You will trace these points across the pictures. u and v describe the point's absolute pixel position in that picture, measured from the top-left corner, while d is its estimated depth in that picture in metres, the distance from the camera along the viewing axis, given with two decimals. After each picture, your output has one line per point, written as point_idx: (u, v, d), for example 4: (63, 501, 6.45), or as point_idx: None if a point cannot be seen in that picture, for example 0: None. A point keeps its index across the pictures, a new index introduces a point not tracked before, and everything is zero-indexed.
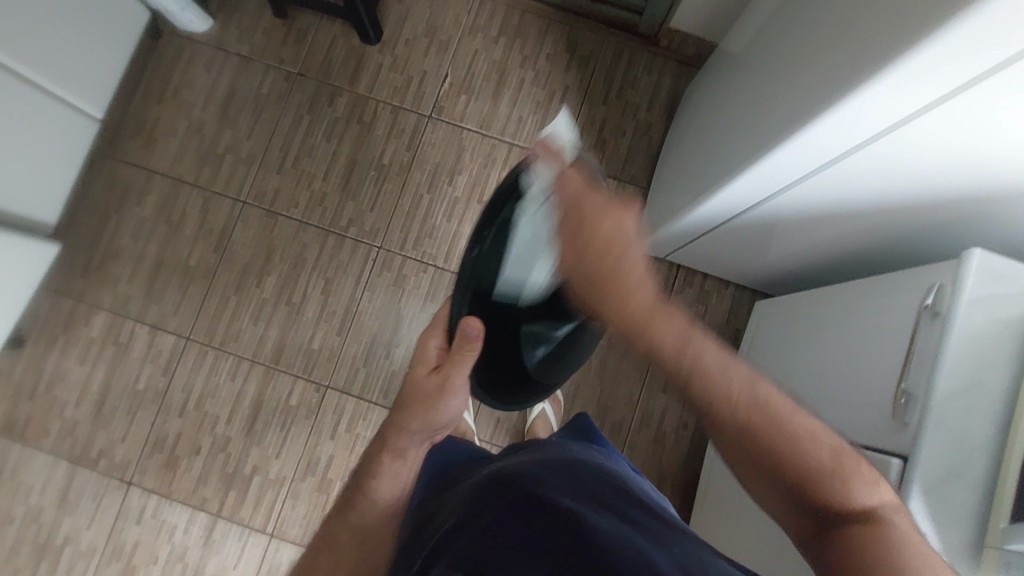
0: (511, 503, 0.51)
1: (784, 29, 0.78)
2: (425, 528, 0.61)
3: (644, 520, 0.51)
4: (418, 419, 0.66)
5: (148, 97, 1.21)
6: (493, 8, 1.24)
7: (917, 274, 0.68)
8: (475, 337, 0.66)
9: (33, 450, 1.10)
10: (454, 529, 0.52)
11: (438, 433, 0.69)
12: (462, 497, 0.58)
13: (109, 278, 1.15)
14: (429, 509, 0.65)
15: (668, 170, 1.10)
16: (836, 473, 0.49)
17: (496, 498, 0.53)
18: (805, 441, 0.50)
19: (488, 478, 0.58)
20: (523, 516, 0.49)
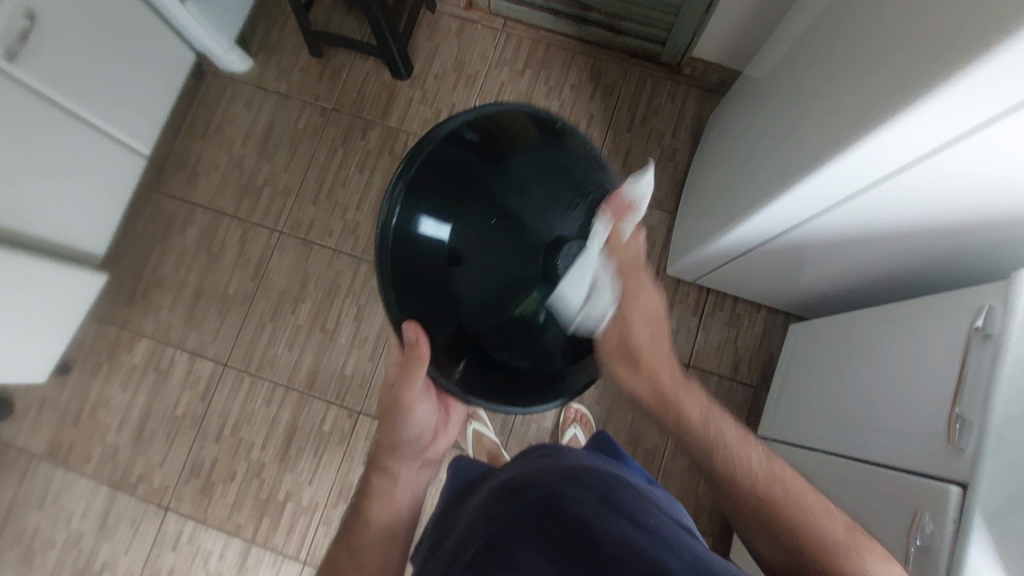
0: (526, 511, 0.50)
1: (809, 55, 0.80)
2: (440, 541, 0.60)
3: (657, 523, 0.51)
4: (389, 439, 0.68)
5: (192, 134, 1.28)
6: (519, 43, 1.28)
7: (964, 298, 0.67)
8: (416, 344, 0.55)
9: (75, 474, 1.13)
10: (470, 541, 0.51)
11: (421, 445, 0.70)
12: (473, 510, 0.58)
13: (153, 306, 1.20)
14: (445, 525, 0.64)
15: (695, 195, 1.11)
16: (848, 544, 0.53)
17: (511, 507, 0.52)
18: (818, 515, 0.55)
19: (503, 489, 0.57)
20: (543, 524, 0.48)
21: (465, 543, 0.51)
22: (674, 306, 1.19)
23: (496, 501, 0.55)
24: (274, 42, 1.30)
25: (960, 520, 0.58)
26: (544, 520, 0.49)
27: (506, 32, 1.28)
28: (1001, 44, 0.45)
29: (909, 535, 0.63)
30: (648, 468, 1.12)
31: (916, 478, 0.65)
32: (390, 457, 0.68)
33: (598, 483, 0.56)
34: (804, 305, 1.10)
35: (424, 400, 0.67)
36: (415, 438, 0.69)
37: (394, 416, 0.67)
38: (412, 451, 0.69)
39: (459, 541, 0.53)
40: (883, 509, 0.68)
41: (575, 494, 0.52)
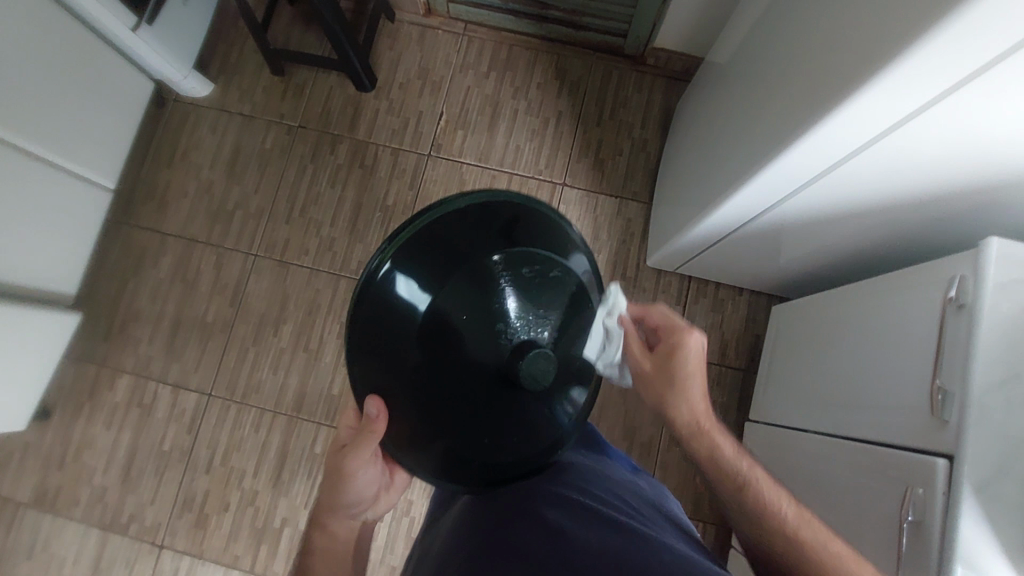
0: (508, 527, 0.49)
1: (768, 36, 0.80)
2: (424, 550, 0.59)
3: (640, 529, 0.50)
4: (329, 497, 0.60)
5: (158, 162, 1.25)
6: (481, 45, 1.27)
7: (937, 266, 0.68)
8: (376, 418, 0.47)
9: (64, 519, 1.11)
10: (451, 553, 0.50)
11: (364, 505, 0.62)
12: (454, 519, 0.56)
13: (131, 340, 1.17)
14: (428, 533, 0.63)
15: (669, 184, 1.11)
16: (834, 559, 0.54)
17: (488, 517, 0.51)
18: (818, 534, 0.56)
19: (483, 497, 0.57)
20: (523, 539, 0.47)
21: (445, 552, 0.51)
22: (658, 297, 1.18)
23: (477, 504, 0.54)
24: (234, 63, 1.28)
25: (950, 491, 0.58)
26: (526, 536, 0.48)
27: (467, 36, 1.27)
28: (956, 11, 0.46)
29: (900, 512, 0.63)
30: (644, 461, 1.12)
31: (903, 452, 0.65)
32: (329, 514, 0.62)
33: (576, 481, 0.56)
34: (785, 285, 1.11)
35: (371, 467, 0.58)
36: (356, 502, 0.61)
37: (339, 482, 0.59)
38: (353, 510, 0.62)
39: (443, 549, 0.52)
40: (874, 485, 0.68)
41: (557, 507, 0.51)
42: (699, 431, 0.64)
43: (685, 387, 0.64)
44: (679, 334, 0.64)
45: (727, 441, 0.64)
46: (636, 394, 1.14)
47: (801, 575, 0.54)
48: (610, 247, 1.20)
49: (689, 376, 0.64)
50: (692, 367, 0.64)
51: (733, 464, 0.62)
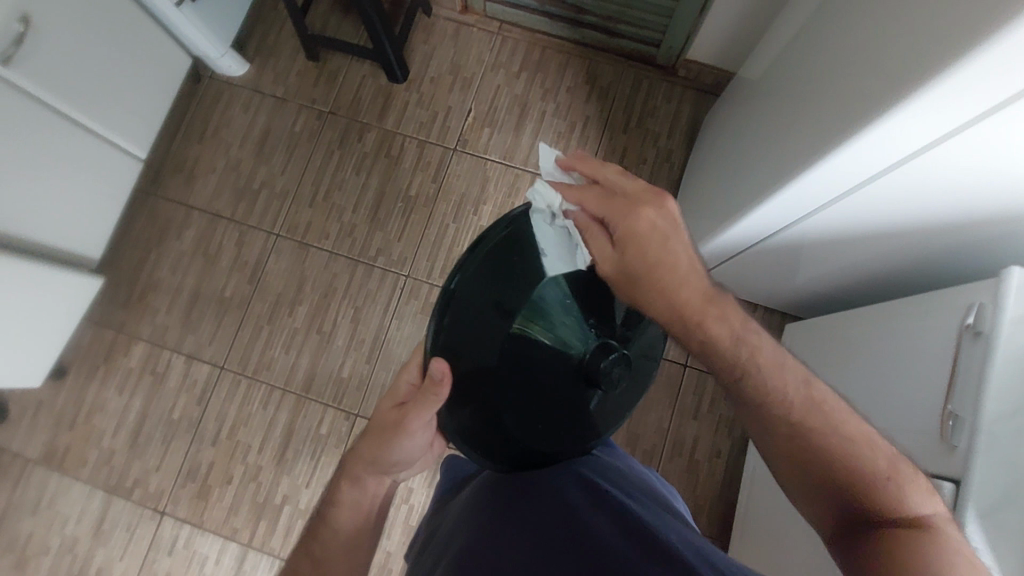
0: (514, 512, 0.51)
1: (801, 54, 0.80)
2: (431, 531, 0.60)
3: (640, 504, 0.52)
4: (371, 450, 0.58)
5: (189, 137, 1.28)
6: (514, 45, 1.28)
7: (957, 294, 0.68)
8: (442, 380, 0.56)
9: (70, 479, 1.13)
10: (459, 531, 0.52)
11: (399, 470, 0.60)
12: (461, 503, 0.58)
13: (149, 309, 1.20)
14: (435, 517, 0.64)
15: (691, 195, 1.11)
16: (890, 479, 0.48)
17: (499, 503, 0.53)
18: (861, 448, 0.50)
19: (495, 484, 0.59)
20: (530, 521, 0.50)
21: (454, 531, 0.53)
22: None
23: (488, 492, 0.56)
24: (271, 46, 1.30)
25: (953, 516, 0.58)
26: (531, 518, 0.50)
27: (501, 35, 1.29)
28: (991, 38, 0.46)
29: None
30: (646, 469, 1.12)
31: (909, 476, 0.65)
32: (361, 469, 0.59)
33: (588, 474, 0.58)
34: (799, 305, 1.11)
35: (425, 428, 0.58)
36: (398, 463, 0.59)
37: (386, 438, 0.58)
38: (390, 471, 0.59)
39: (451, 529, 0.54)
40: None
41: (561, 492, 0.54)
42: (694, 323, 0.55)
43: (667, 277, 0.56)
44: (635, 211, 0.56)
45: (727, 319, 0.55)
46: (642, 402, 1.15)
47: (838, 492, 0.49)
48: None
49: (679, 260, 0.56)
50: (662, 236, 0.56)
51: (732, 347, 0.54)
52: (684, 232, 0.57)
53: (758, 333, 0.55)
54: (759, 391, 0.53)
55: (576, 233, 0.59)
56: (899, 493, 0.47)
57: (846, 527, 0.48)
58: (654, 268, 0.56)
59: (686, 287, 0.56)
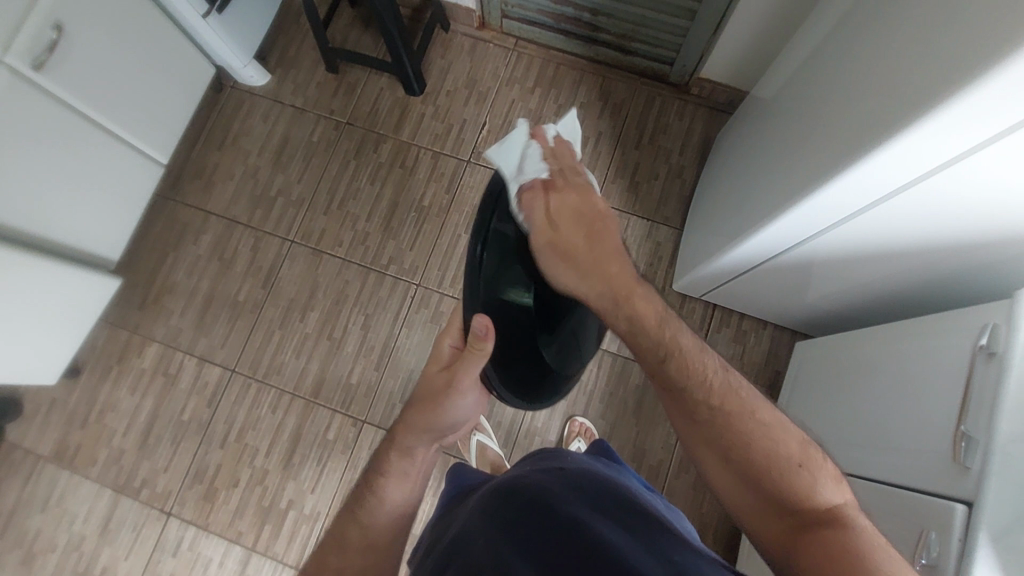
0: (521, 520, 0.49)
1: (815, 71, 0.81)
2: (438, 539, 0.60)
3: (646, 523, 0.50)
4: (418, 421, 0.65)
5: (209, 144, 1.31)
6: (529, 61, 1.31)
7: (971, 315, 0.68)
8: (485, 336, 0.57)
9: (80, 477, 1.14)
10: (466, 543, 0.50)
11: (448, 434, 0.68)
12: (469, 511, 0.57)
13: (164, 311, 1.21)
14: (442, 524, 0.64)
15: (702, 211, 1.12)
16: (804, 461, 0.52)
17: (505, 511, 0.51)
18: (776, 432, 0.54)
19: (500, 487, 0.57)
20: (535, 530, 0.48)
21: (461, 541, 0.51)
22: (680, 322, 1.19)
23: (494, 500, 0.55)
24: (292, 58, 1.34)
25: (966, 538, 0.58)
26: (537, 526, 0.48)
27: (517, 51, 1.31)
28: (1006, 60, 0.47)
29: (914, 554, 0.63)
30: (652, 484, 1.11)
31: (923, 496, 0.65)
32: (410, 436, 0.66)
33: (594, 482, 0.56)
34: (809, 323, 1.10)
35: (473, 391, 0.64)
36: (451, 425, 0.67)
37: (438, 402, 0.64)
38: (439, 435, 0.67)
39: (457, 537, 0.53)
40: (889, 527, 0.69)
41: (569, 496, 0.51)
42: (622, 298, 0.58)
43: (599, 263, 0.58)
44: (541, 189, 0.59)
45: (648, 300, 0.59)
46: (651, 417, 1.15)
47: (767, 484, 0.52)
48: (637, 268, 1.21)
49: (613, 243, 0.60)
50: (596, 226, 0.59)
51: (658, 331, 0.58)
52: (614, 229, 0.61)
53: (677, 326, 0.59)
54: (682, 371, 0.56)
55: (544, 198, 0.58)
56: (811, 482, 0.51)
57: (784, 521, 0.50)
58: (592, 251, 0.58)
59: (615, 270, 0.59)
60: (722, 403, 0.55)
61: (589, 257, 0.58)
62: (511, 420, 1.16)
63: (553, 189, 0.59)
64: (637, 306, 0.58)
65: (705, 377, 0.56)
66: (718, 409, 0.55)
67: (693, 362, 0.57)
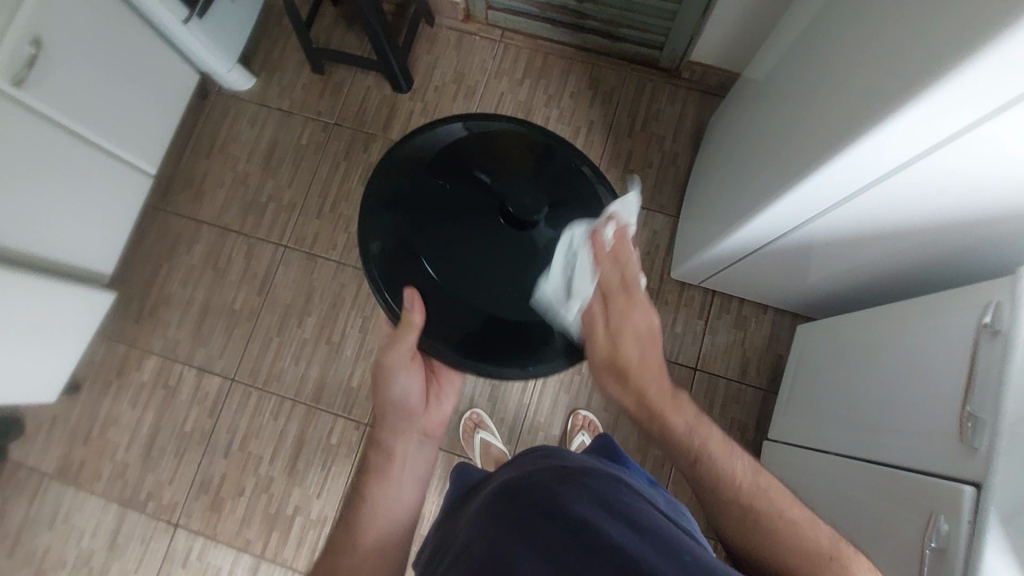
0: (525, 524, 0.48)
1: (808, 50, 0.79)
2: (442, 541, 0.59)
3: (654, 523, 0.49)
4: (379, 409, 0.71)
5: (197, 152, 1.29)
6: (517, 53, 1.29)
7: (974, 293, 0.67)
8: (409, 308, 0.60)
9: (86, 492, 1.14)
10: (470, 548, 0.49)
11: (409, 419, 0.71)
12: (472, 512, 0.56)
13: (161, 322, 1.21)
14: (446, 526, 0.63)
15: (698, 197, 1.11)
16: (836, 557, 0.52)
17: (508, 512, 0.50)
18: (806, 530, 0.54)
19: (503, 488, 0.56)
20: (540, 535, 0.46)
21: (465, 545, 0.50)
22: (680, 310, 1.18)
23: (497, 501, 0.54)
24: (276, 60, 1.32)
25: (976, 519, 0.58)
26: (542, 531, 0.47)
27: (504, 42, 1.29)
28: (1004, 32, 0.45)
29: (924, 538, 0.63)
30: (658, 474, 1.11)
31: (930, 478, 0.65)
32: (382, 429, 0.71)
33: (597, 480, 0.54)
34: (810, 306, 1.10)
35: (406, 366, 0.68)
36: (403, 401, 0.71)
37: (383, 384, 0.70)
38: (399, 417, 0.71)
39: (460, 541, 0.52)
40: (897, 510, 0.69)
41: (573, 496, 0.50)
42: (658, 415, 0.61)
43: (636, 381, 0.61)
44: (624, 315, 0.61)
45: (685, 411, 0.61)
46: None
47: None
48: (634, 258, 1.20)
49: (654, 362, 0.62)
50: (649, 347, 0.62)
51: (688, 434, 0.60)
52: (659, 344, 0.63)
53: (713, 430, 0.62)
54: (711, 473, 0.59)
55: (614, 314, 0.61)
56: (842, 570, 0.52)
57: None
58: (645, 365, 0.61)
59: (655, 390, 0.61)
60: (752, 502, 0.57)
61: (637, 372, 0.61)
62: (515, 416, 1.15)
63: (608, 304, 0.61)
64: (671, 418, 0.61)
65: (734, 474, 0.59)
66: (746, 507, 0.57)
67: (722, 455, 0.60)
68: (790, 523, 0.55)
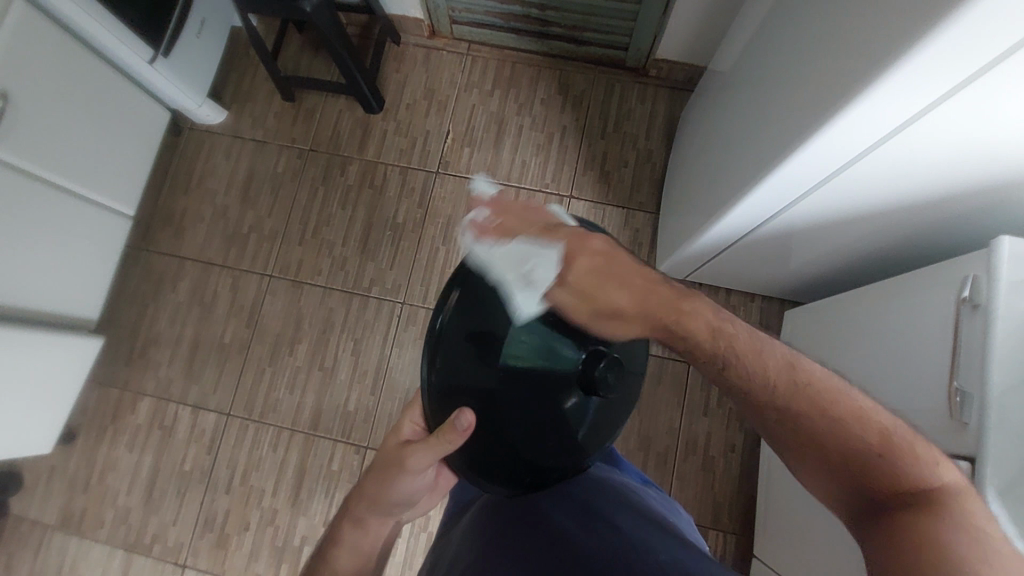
0: (510, 533, 0.51)
1: (770, 41, 0.80)
2: (432, 556, 0.60)
3: (637, 527, 0.51)
4: (372, 486, 0.61)
5: (175, 189, 1.29)
6: (485, 64, 1.30)
7: (950, 267, 0.68)
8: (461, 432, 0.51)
9: (89, 541, 1.13)
10: (458, 558, 0.51)
11: (396, 510, 0.62)
12: (461, 529, 0.57)
13: (151, 363, 1.20)
14: (436, 544, 0.64)
15: (676, 192, 1.12)
16: (885, 447, 0.49)
17: (496, 524, 0.53)
18: (850, 420, 0.51)
19: (490, 504, 0.58)
20: (524, 540, 0.49)
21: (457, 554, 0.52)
22: (668, 305, 1.19)
23: (484, 517, 0.56)
24: (246, 91, 1.32)
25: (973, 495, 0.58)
26: (524, 540, 0.49)
27: (471, 55, 1.30)
28: (959, 9, 0.45)
29: None
30: (661, 473, 1.12)
31: None
32: (365, 508, 0.61)
33: (581, 497, 0.58)
34: (797, 291, 1.10)
35: (425, 473, 0.60)
36: (400, 499, 0.61)
37: (389, 471, 0.59)
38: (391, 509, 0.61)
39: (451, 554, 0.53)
40: None
41: (559, 511, 0.54)
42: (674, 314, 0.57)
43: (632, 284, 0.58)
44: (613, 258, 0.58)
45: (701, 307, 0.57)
46: (652, 404, 1.14)
47: (856, 471, 0.50)
48: None
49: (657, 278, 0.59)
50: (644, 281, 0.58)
51: (709, 341, 0.56)
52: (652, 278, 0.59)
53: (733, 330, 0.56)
54: (739, 371, 0.55)
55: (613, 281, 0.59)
56: (899, 466, 0.48)
57: (869, 508, 0.48)
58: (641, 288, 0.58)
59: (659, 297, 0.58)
60: (788, 395, 0.53)
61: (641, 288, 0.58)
62: None
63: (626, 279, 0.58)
64: (689, 323, 0.56)
65: (765, 372, 0.54)
66: (784, 399, 0.53)
67: (750, 355, 0.55)
68: (835, 418, 0.51)
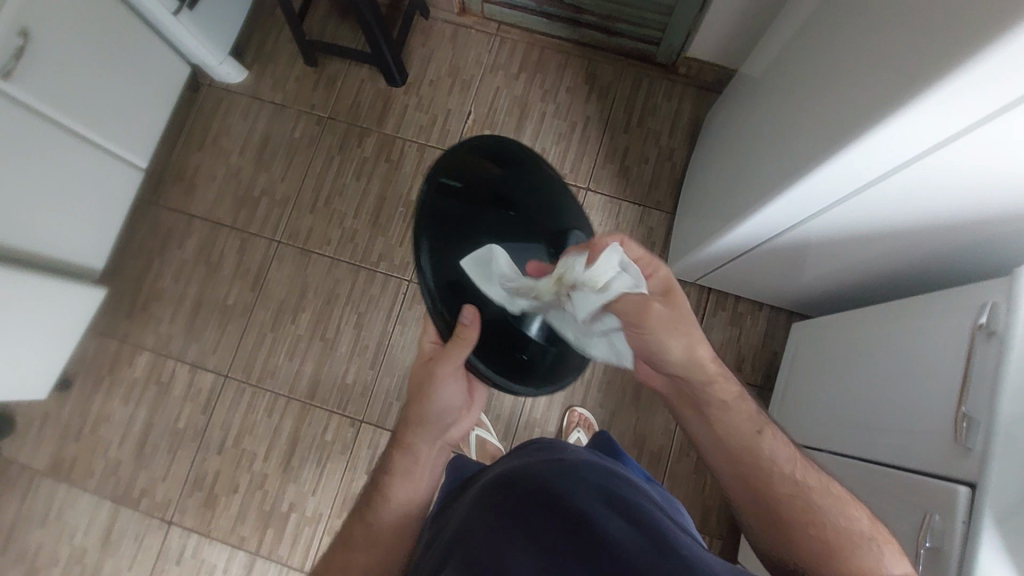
0: (524, 513, 0.47)
1: (807, 46, 0.79)
2: (435, 530, 0.58)
3: (656, 519, 0.49)
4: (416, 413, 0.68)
5: (190, 145, 1.28)
6: (513, 46, 1.28)
7: (968, 292, 0.67)
8: (469, 323, 0.59)
9: (77, 489, 1.13)
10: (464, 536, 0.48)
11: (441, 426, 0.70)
12: (464, 506, 0.55)
13: (153, 318, 1.20)
14: (435, 521, 0.62)
15: (694, 194, 1.11)
16: None
17: (506, 503, 0.49)
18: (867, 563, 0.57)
19: (497, 479, 0.55)
20: (540, 524, 0.46)
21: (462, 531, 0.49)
22: None
23: (491, 493, 0.53)
24: (269, 52, 1.30)
25: (970, 519, 0.58)
26: (540, 525, 0.46)
27: (500, 36, 1.28)
28: (1006, 35, 0.44)
29: (918, 538, 0.63)
30: (653, 473, 1.12)
31: (926, 478, 0.65)
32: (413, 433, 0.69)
33: (594, 474, 0.54)
34: (806, 303, 1.10)
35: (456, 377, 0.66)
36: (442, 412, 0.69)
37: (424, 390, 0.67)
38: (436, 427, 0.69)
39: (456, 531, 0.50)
40: (891, 508, 0.69)
41: (576, 490, 0.50)
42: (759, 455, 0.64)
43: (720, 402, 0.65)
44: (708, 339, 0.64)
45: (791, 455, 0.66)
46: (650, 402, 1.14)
47: None
48: None
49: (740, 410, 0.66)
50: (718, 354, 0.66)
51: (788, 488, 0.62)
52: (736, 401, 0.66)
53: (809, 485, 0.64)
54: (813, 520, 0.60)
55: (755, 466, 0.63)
56: None
57: None
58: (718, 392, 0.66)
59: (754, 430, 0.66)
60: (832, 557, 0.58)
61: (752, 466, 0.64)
62: (509, 413, 1.15)
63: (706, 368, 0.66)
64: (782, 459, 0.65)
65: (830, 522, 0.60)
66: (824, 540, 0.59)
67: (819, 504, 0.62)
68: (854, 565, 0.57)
